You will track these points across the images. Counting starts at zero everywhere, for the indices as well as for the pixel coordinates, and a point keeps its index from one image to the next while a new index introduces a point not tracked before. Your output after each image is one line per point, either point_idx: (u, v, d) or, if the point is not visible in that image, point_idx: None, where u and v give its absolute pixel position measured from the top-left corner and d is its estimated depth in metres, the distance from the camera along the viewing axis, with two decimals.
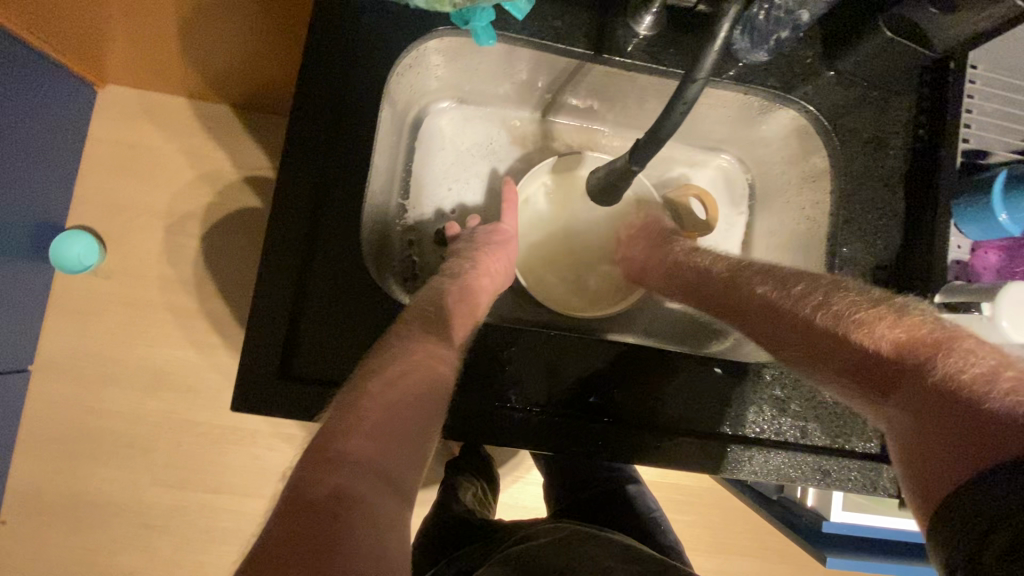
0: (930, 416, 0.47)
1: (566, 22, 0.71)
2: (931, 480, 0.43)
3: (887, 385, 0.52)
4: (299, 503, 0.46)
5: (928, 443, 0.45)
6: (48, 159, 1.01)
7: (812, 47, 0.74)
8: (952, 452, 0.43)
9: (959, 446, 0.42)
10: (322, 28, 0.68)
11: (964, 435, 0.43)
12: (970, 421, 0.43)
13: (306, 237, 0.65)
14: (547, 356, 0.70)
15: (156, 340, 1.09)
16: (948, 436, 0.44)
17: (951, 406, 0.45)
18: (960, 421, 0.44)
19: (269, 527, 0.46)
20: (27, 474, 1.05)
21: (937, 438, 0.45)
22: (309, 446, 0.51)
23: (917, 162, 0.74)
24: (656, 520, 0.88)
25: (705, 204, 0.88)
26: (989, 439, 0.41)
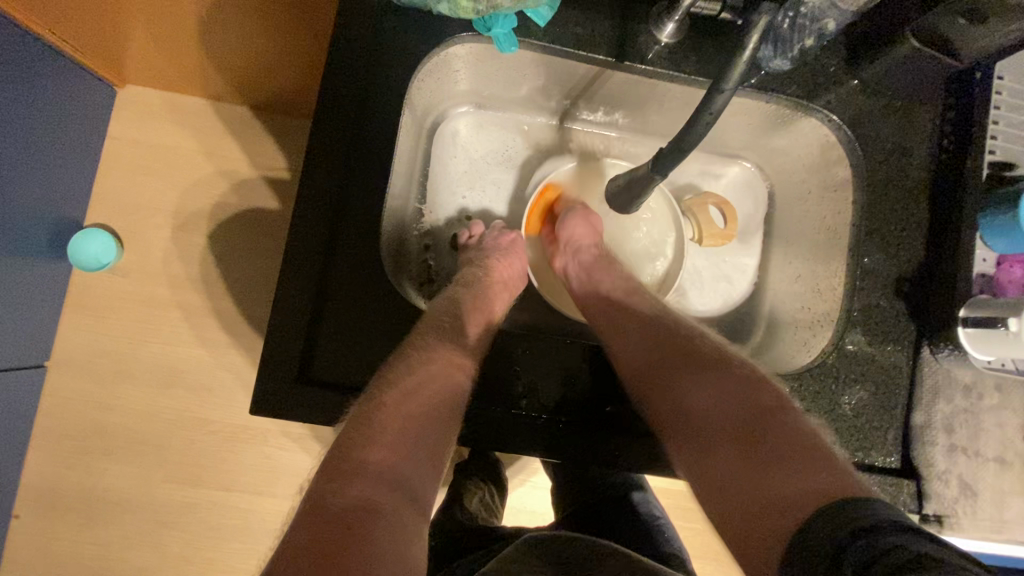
0: (768, 462, 0.51)
1: (588, 28, 0.71)
2: (775, 517, 0.48)
3: (720, 430, 0.56)
4: (316, 511, 0.47)
5: (772, 481, 0.50)
6: (68, 157, 1.03)
7: (835, 55, 0.74)
8: (786, 504, 0.48)
9: (806, 488, 0.48)
10: (345, 33, 0.68)
11: (809, 479, 0.49)
12: (802, 476, 0.49)
13: (327, 242, 0.65)
14: (562, 364, 0.69)
15: (170, 338, 1.10)
16: (790, 476, 0.50)
17: (798, 449, 0.52)
18: (804, 466, 0.50)
19: (289, 534, 0.46)
20: (42, 468, 1.07)
21: (783, 475, 0.50)
22: (324, 458, 0.52)
23: (940, 174, 0.73)
24: (659, 527, 0.85)
25: (722, 210, 0.87)
26: (825, 485, 0.48)
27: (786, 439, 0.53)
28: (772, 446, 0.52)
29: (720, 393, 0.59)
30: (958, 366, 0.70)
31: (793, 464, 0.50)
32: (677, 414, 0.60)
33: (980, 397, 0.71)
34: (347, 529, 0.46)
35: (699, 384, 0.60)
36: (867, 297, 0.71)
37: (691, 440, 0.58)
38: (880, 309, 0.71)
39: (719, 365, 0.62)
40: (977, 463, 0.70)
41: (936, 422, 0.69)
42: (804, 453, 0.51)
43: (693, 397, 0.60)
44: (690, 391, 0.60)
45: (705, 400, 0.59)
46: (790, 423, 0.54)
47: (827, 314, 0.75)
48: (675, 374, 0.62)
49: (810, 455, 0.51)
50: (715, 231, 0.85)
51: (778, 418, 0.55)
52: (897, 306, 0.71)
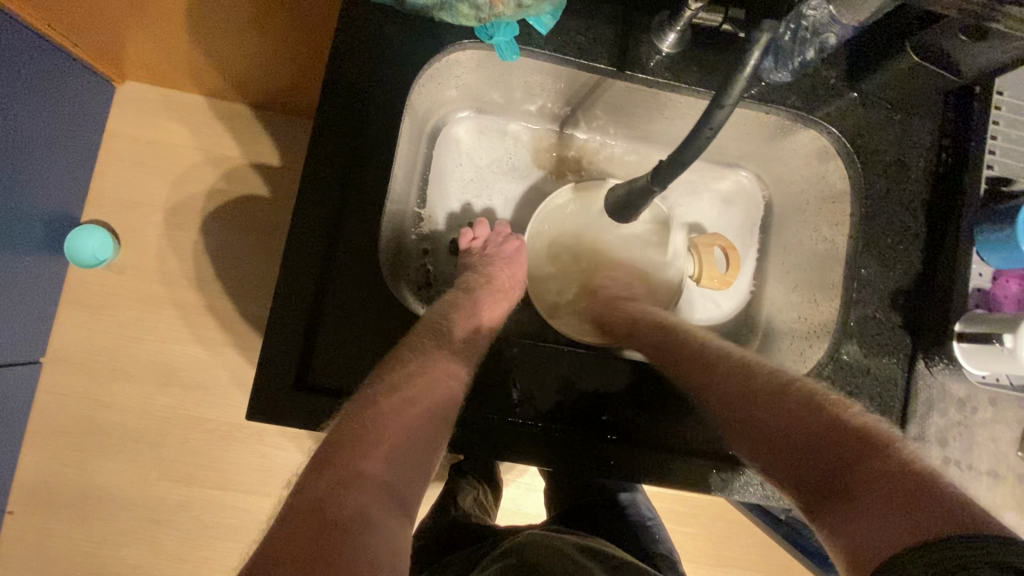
0: (868, 492, 0.50)
1: (589, 37, 0.71)
2: (870, 558, 0.46)
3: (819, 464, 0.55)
4: (299, 508, 0.47)
5: (868, 512, 0.49)
6: (66, 153, 1.02)
7: (836, 68, 0.74)
8: (885, 534, 0.46)
9: (908, 518, 0.46)
10: (347, 37, 0.68)
11: (903, 516, 0.46)
12: (904, 504, 0.47)
13: (325, 246, 0.65)
14: (558, 371, 0.69)
15: (166, 336, 1.10)
16: (884, 516, 0.47)
17: (894, 486, 0.49)
18: (904, 504, 0.47)
19: (274, 535, 0.46)
20: (36, 464, 1.06)
21: (878, 516, 0.48)
22: (315, 460, 0.51)
23: (937, 188, 0.73)
24: (649, 529, 0.87)
25: (728, 254, 0.84)
26: (923, 521, 0.45)
27: (880, 479, 0.50)
28: (870, 476, 0.51)
29: (807, 432, 0.57)
30: (951, 379, 0.71)
31: (895, 492, 0.48)
32: (767, 448, 0.60)
33: (974, 410, 0.71)
34: (332, 527, 0.46)
35: (785, 426, 0.59)
36: (863, 309, 0.71)
37: (790, 475, 0.58)
38: (875, 321, 0.71)
39: (804, 404, 0.60)
40: (970, 476, 0.71)
41: (929, 435, 0.70)
42: (900, 489, 0.48)
43: (782, 442, 0.59)
44: (779, 435, 0.59)
45: (795, 431, 0.58)
46: (889, 462, 0.51)
47: (824, 325, 0.76)
48: (761, 414, 0.61)
49: (909, 490, 0.48)
50: (716, 275, 0.83)
51: (876, 457, 0.52)
52: (892, 318, 0.71)
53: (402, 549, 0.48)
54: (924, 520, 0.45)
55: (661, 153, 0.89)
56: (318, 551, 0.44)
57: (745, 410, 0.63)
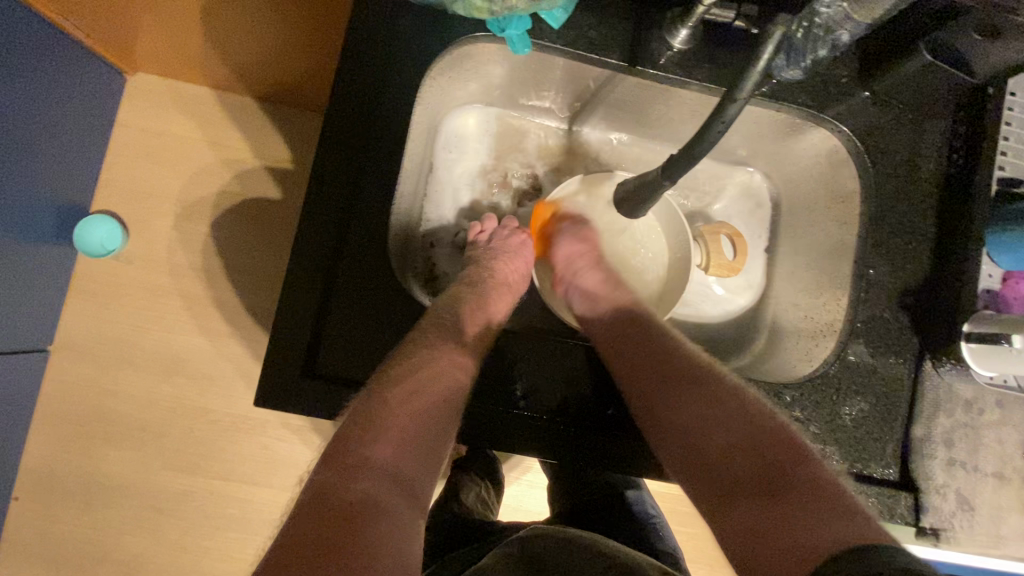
0: (779, 500, 0.50)
1: (601, 32, 0.71)
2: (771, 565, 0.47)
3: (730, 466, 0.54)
4: (311, 504, 0.47)
5: (780, 520, 0.49)
6: (76, 144, 1.03)
7: (847, 67, 0.74)
8: (793, 541, 0.47)
9: (818, 530, 0.47)
10: (358, 30, 0.68)
11: (820, 526, 0.47)
12: (814, 515, 0.48)
13: (335, 237, 0.65)
14: (565, 364, 0.70)
15: (172, 326, 1.11)
16: (791, 524, 0.48)
17: (808, 496, 0.50)
18: (815, 513, 0.48)
19: (288, 526, 0.47)
20: (42, 451, 1.07)
21: (794, 521, 0.48)
22: (326, 452, 0.52)
23: (948, 188, 0.73)
24: (655, 527, 0.86)
25: (733, 242, 0.85)
26: (835, 535, 0.46)
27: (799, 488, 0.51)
28: (780, 480, 0.51)
29: (726, 428, 0.57)
30: (958, 380, 0.70)
31: (805, 501, 0.49)
32: (681, 445, 0.59)
33: (981, 411, 0.71)
34: (342, 521, 0.46)
35: (701, 418, 0.58)
36: (870, 309, 0.71)
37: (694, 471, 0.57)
38: (882, 321, 0.71)
39: (722, 398, 0.59)
40: (976, 478, 0.70)
41: (935, 436, 0.70)
42: (816, 498, 0.49)
43: (703, 435, 0.57)
44: (698, 426, 0.58)
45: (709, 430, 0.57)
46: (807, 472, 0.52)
47: (830, 324, 0.75)
48: (683, 406, 0.60)
49: (823, 503, 0.49)
50: (723, 263, 0.85)
51: (795, 466, 0.52)
52: (900, 319, 0.71)
53: (415, 540, 0.48)
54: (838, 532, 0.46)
55: (671, 150, 0.89)
56: (331, 545, 0.44)
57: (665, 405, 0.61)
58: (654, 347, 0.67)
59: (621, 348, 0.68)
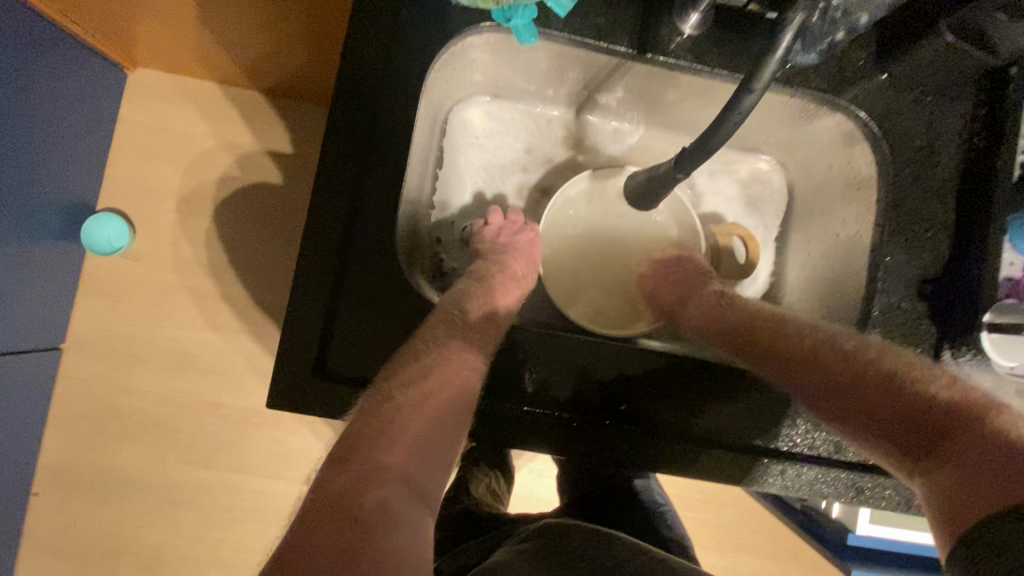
0: (970, 457, 0.52)
1: (609, 19, 0.69)
2: (960, 509, 0.50)
3: (923, 434, 0.57)
4: (322, 505, 0.46)
5: (976, 477, 0.50)
6: (80, 142, 1.02)
7: (864, 49, 0.72)
8: (982, 488, 0.49)
9: (1011, 481, 0.48)
10: (361, 22, 0.67)
11: (1001, 478, 0.49)
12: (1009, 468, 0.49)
13: (342, 235, 0.64)
14: (577, 360, 0.69)
15: (183, 323, 1.11)
16: (985, 477, 0.50)
17: (992, 454, 0.51)
18: (1011, 471, 0.49)
19: (292, 532, 0.46)
20: (59, 447, 1.09)
21: (988, 477, 0.50)
22: (336, 458, 0.51)
23: (968, 174, 0.71)
24: (661, 514, 0.87)
25: (746, 244, 0.84)
26: (1021, 490, 0.47)
27: (983, 450, 0.52)
28: (977, 445, 0.52)
29: (909, 411, 0.59)
30: (976, 369, 0.69)
31: (1003, 458, 0.50)
32: (864, 418, 0.62)
33: (1001, 400, 0.69)
34: (352, 523, 0.45)
35: (887, 396, 0.61)
36: (888, 298, 0.70)
37: (882, 441, 0.60)
38: (900, 311, 0.70)
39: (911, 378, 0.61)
40: None
41: None
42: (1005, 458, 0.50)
43: (883, 404, 0.61)
44: (880, 397, 0.61)
45: (896, 403, 0.60)
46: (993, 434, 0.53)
47: (847, 315, 0.74)
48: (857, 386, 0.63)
49: (1007, 459, 0.50)
50: (733, 266, 0.84)
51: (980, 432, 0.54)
52: (918, 308, 0.70)
53: (429, 540, 0.47)
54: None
55: (681, 140, 0.87)
56: (344, 550, 0.43)
57: (845, 401, 0.63)
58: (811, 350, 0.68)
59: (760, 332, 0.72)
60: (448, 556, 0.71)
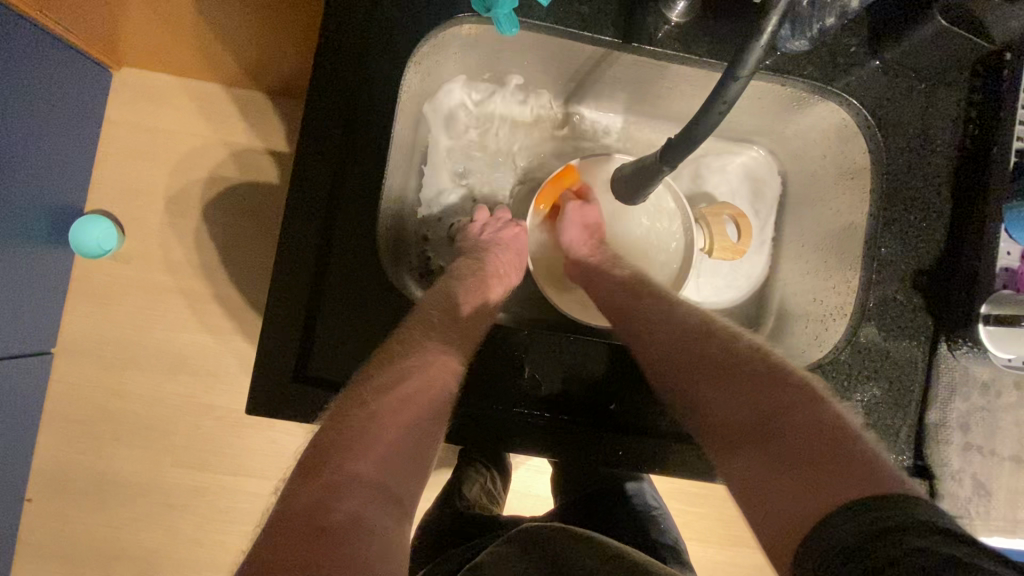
0: (793, 451, 0.50)
1: (594, 8, 0.67)
2: (792, 513, 0.47)
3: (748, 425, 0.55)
4: (291, 514, 0.45)
5: (800, 475, 0.49)
6: (67, 144, 1.01)
7: (857, 35, 0.70)
8: (808, 489, 0.47)
9: (835, 480, 0.47)
10: (341, 15, 0.65)
11: (824, 475, 0.47)
12: (829, 464, 0.48)
13: (322, 235, 0.63)
14: (564, 358, 0.68)
15: (175, 325, 1.09)
16: (808, 474, 0.48)
17: (815, 447, 0.50)
18: (832, 469, 0.48)
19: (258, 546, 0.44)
20: (52, 452, 1.07)
21: (812, 475, 0.48)
22: (303, 466, 0.49)
23: (964, 162, 0.70)
24: (655, 519, 0.85)
25: (739, 224, 0.83)
26: (843, 486, 0.46)
27: (818, 435, 0.51)
28: (800, 436, 0.51)
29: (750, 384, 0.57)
30: (975, 362, 0.68)
31: (824, 452, 0.49)
32: (703, 413, 0.59)
33: (998, 394, 0.70)
34: (319, 533, 0.43)
35: (717, 388, 0.58)
36: (883, 291, 0.68)
37: (712, 434, 0.57)
38: (895, 303, 0.68)
39: (736, 365, 0.59)
40: (993, 462, 0.69)
41: (952, 421, 0.68)
42: (831, 446, 0.49)
43: (714, 395, 0.58)
44: (713, 389, 0.58)
45: (728, 394, 0.57)
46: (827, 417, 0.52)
47: (841, 306, 0.72)
48: (692, 379, 0.60)
49: (829, 453, 0.49)
50: (727, 245, 0.82)
51: (815, 414, 0.52)
52: (913, 300, 0.68)
53: (399, 549, 0.46)
54: (849, 484, 0.46)
55: (671, 131, 0.85)
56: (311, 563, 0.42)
57: (692, 370, 0.61)
58: (672, 326, 0.66)
59: (629, 321, 0.69)
60: (436, 562, 0.70)
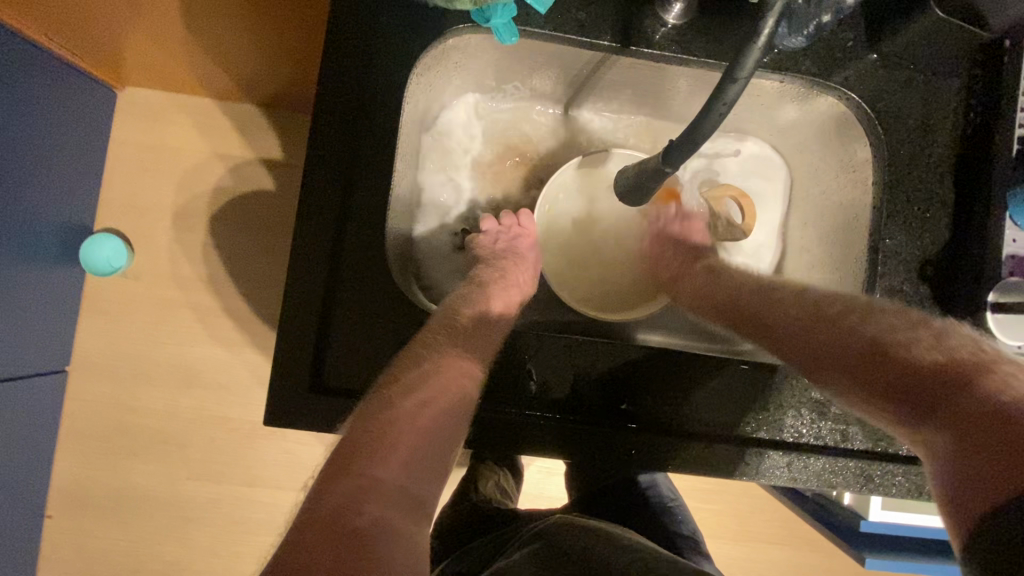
0: (968, 430, 0.46)
1: (590, 13, 0.68)
2: (973, 493, 0.43)
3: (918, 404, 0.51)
4: (315, 518, 0.46)
5: (982, 454, 0.44)
6: (74, 165, 1.02)
7: (853, 29, 0.70)
8: (991, 473, 0.43)
9: (1020, 461, 0.42)
10: (341, 30, 0.66)
11: (1010, 460, 0.42)
12: (1012, 442, 0.43)
13: (330, 246, 0.64)
14: (577, 359, 0.68)
15: (186, 339, 1.11)
16: (991, 455, 0.44)
17: (994, 425, 0.45)
18: (1019, 450, 0.42)
19: (287, 549, 0.44)
20: (69, 468, 1.09)
21: (995, 454, 0.44)
22: (330, 472, 0.49)
23: (966, 152, 0.70)
24: (671, 510, 0.87)
25: (740, 204, 0.84)
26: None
27: (968, 420, 0.47)
28: (976, 412, 0.47)
29: (890, 381, 0.54)
30: None
31: (1009, 430, 0.44)
32: (864, 392, 0.56)
33: None
34: (350, 535, 0.44)
35: (876, 366, 0.55)
36: (890, 281, 0.69)
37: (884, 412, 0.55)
38: (901, 293, 0.69)
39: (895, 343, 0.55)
40: None
41: None
42: (992, 430, 0.45)
43: (873, 374, 0.55)
44: (873, 369, 0.56)
45: (891, 372, 0.54)
46: (980, 390, 0.48)
47: None
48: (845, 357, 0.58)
49: (1012, 431, 0.44)
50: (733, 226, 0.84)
51: (961, 396, 0.48)
52: (920, 290, 0.69)
53: (422, 551, 0.46)
54: (1017, 468, 0.42)
55: (674, 128, 0.86)
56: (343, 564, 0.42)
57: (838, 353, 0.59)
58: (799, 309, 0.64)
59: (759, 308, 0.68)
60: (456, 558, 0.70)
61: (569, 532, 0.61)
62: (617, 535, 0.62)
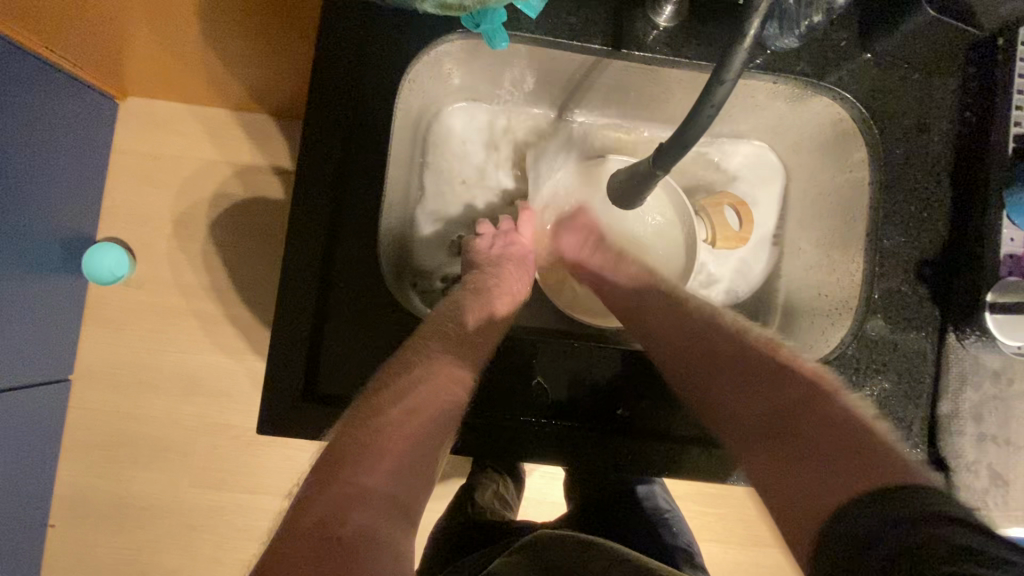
0: (802, 445, 0.51)
1: (582, 18, 0.68)
2: (809, 504, 0.48)
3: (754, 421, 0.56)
4: (301, 524, 0.45)
5: (812, 466, 0.50)
6: (76, 175, 1.03)
7: (846, 29, 0.70)
8: (820, 485, 0.48)
9: (846, 472, 0.47)
10: (334, 37, 0.66)
11: (837, 473, 0.48)
12: (840, 457, 0.49)
13: (323, 253, 0.64)
14: (571, 365, 0.68)
15: (188, 347, 1.11)
16: (820, 468, 0.49)
17: (824, 442, 0.51)
18: (844, 463, 0.48)
19: (272, 555, 0.44)
20: (73, 477, 1.09)
21: (824, 467, 0.49)
22: (316, 479, 0.49)
23: (963, 151, 0.69)
24: (666, 522, 0.85)
25: (739, 211, 0.83)
26: (857, 476, 0.47)
27: (800, 437, 0.52)
28: (810, 429, 0.52)
29: (738, 399, 0.58)
30: (984, 352, 0.68)
31: (838, 446, 0.50)
32: (715, 406, 0.60)
33: (1010, 381, 0.69)
34: (333, 542, 0.44)
35: (732, 385, 0.60)
36: (887, 282, 0.68)
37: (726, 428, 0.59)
38: (900, 294, 0.68)
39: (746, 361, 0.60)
40: (1008, 451, 0.68)
41: (965, 412, 0.67)
42: (822, 446, 0.50)
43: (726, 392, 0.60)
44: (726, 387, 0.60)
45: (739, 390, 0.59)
46: (809, 412, 0.54)
47: (846, 302, 0.72)
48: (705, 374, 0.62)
49: (838, 447, 0.50)
50: (730, 235, 0.82)
51: (794, 414, 0.54)
52: (919, 290, 0.68)
53: (407, 557, 0.46)
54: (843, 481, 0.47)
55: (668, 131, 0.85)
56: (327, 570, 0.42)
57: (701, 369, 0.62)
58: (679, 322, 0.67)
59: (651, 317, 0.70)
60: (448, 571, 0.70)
61: (552, 551, 0.59)
62: (605, 549, 0.60)
